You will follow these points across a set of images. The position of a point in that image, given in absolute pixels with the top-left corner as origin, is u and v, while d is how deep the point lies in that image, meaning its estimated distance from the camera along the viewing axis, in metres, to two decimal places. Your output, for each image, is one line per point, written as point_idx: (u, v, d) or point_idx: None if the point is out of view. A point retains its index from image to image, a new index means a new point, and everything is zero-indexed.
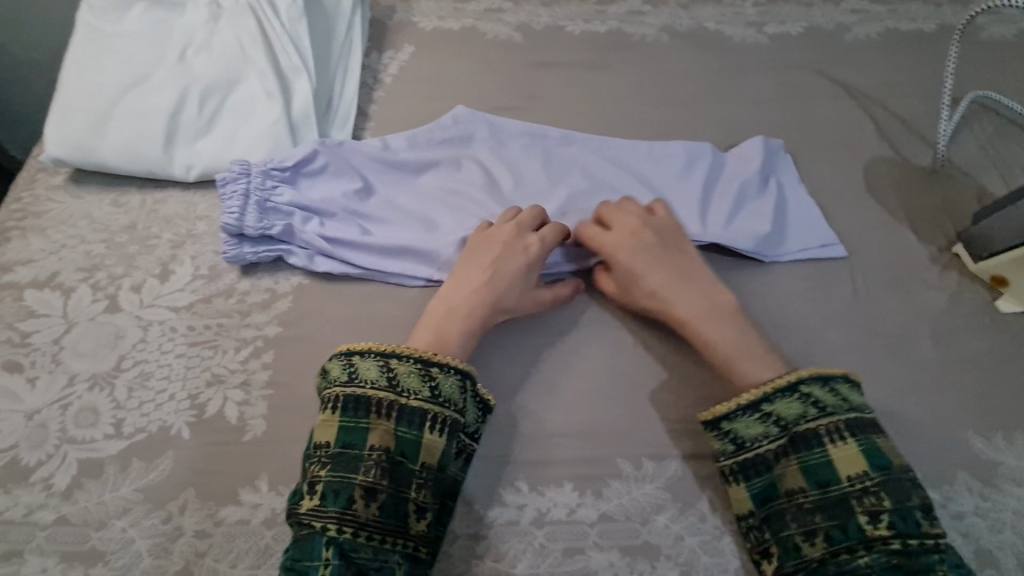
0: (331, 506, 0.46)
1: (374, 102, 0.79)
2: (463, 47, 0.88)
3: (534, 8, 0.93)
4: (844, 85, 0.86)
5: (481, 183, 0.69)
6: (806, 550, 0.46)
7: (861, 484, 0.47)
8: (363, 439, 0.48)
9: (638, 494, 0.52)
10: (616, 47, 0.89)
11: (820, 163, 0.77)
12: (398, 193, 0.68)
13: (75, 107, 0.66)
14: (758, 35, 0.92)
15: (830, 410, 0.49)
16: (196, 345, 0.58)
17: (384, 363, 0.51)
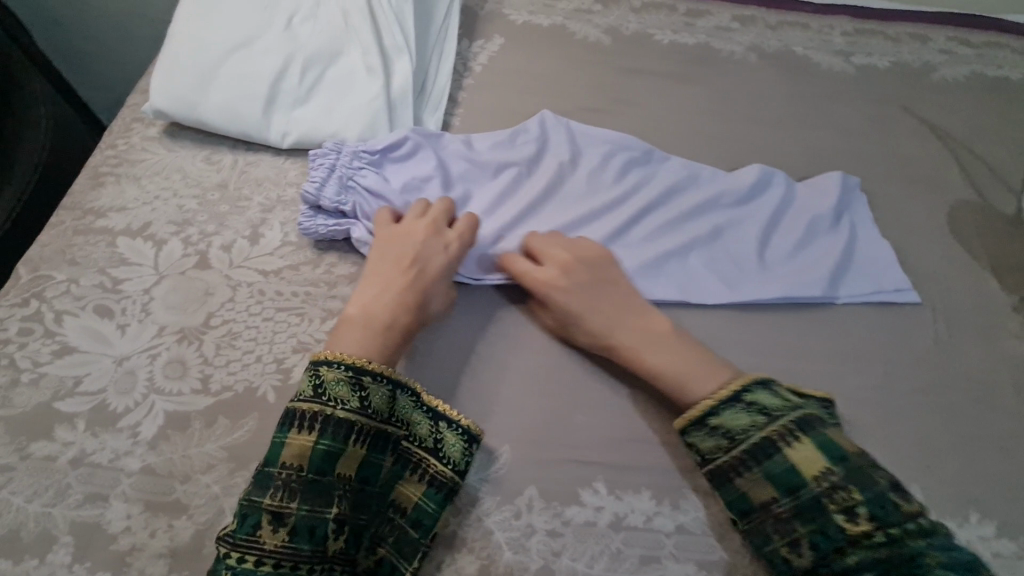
0: (240, 530, 0.45)
1: (463, 89, 0.79)
2: (551, 43, 0.87)
3: (623, 13, 0.93)
4: (930, 124, 0.85)
5: (559, 194, 0.70)
6: (849, 531, 0.44)
7: (886, 468, 0.47)
8: (277, 457, 0.47)
9: (715, 510, 0.52)
10: (704, 60, 0.89)
11: (905, 199, 0.76)
12: (477, 192, 0.69)
13: (182, 62, 0.67)
14: (844, 66, 0.92)
15: (775, 413, 0.50)
16: (284, 310, 0.58)
17: (314, 371, 0.50)
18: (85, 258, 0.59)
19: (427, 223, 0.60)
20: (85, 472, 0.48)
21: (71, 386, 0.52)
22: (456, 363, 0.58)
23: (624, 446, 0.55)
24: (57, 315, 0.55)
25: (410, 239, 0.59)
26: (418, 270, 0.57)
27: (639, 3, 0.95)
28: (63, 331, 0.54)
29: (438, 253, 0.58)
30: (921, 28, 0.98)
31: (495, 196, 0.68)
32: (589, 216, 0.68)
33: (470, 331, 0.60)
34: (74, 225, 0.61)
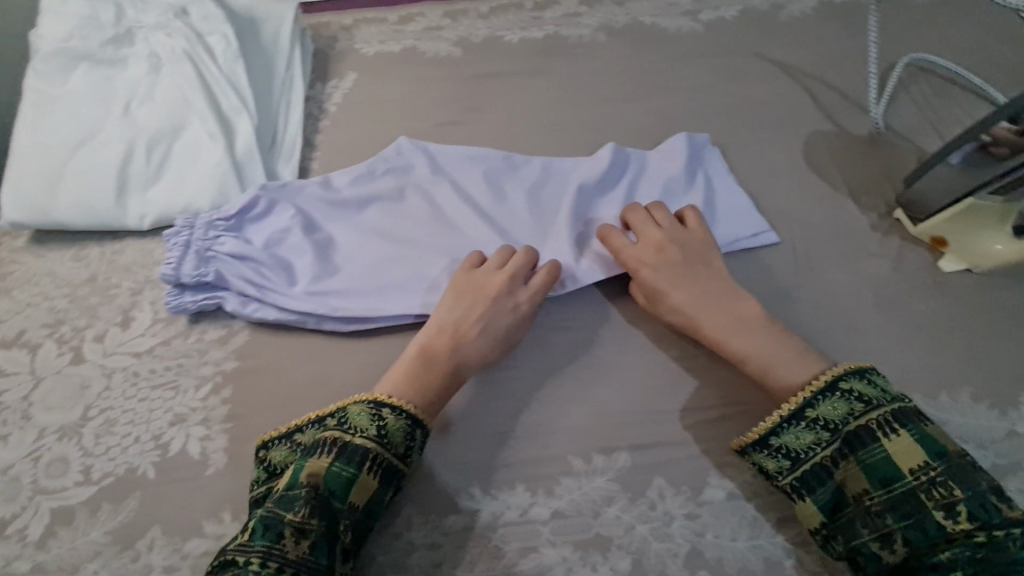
0: (257, 540, 0.45)
1: (318, 132, 0.81)
2: (402, 67, 0.89)
3: (472, 21, 0.95)
4: (781, 64, 0.86)
5: (421, 216, 0.71)
6: (885, 556, 0.45)
7: (926, 477, 0.45)
8: (298, 477, 0.48)
9: (588, 488, 0.53)
10: (554, 51, 0.90)
11: (758, 145, 0.78)
12: (340, 232, 0.70)
13: (30, 171, 0.69)
14: (693, 24, 0.92)
15: (875, 402, 0.49)
16: (158, 387, 0.60)
17: (339, 411, 0.53)
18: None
19: (506, 278, 0.60)
20: None
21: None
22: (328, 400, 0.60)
23: (494, 444, 0.56)
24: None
25: (479, 293, 0.59)
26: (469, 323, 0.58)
27: (486, 7, 0.97)
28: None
29: (511, 304, 0.59)
30: None
31: (354, 233, 0.70)
32: (451, 233, 0.70)
33: (340, 365, 0.62)
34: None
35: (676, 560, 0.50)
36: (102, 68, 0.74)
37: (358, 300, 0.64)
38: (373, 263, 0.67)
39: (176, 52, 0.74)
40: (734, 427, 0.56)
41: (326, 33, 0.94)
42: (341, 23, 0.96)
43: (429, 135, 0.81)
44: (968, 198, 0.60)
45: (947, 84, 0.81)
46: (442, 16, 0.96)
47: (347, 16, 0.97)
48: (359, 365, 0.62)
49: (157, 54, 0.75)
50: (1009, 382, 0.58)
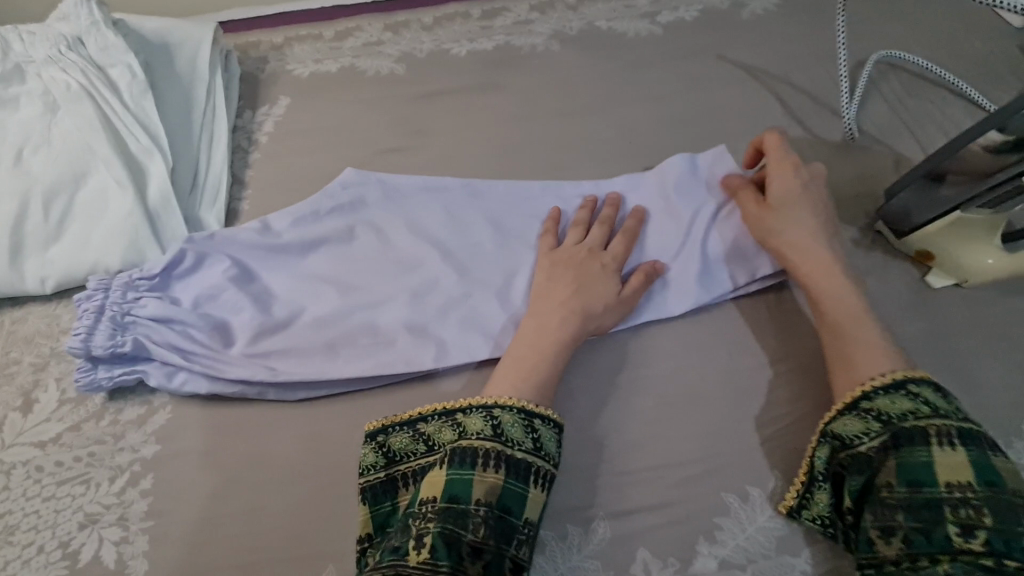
0: (443, 559, 0.42)
1: (248, 168, 0.73)
2: (341, 90, 0.81)
3: (415, 34, 0.87)
4: (745, 66, 0.81)
5: (375, 259, 0.63)
6: (882, 548, 0.43)
7: (961, 494, 0.42)
8: (469, 491, 0.45)
9: (565, 569, 0.48)
10: (505, 63, 0.84)
11: (728, 157, 0.73)
12: (281, 282, 0.62)
13: None
14: (652, 27, 0.87)
15: (944, 413, 0.45)
16: (67, 482, 0.52)
17: (488, 413, 0.49)
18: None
19: (586, 246, 0.60)
20: None
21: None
22: (265, 485, 0.52)
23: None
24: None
25: (569, 263, 0.59)
26: (575, 285, 0.56)
27: (430, 19, 0.89)
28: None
29: (598, 262, 0.59)
30: None
31: (294, 284, 0.61)
32: (410, 278, 0.61)
33: (278, 441, 0.54)
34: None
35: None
36: None
37: (302, 365, 0.56)
38: (319, 317, 0.59)
39: (72, 89, 0.66)
40: (722, 483, 0.51)
41: (255, 55, 0.86)
42: (271, 42, 0.87)
43: (372, 164, 0.73)
44: (958, 212, 0.55)
45: (918, 81, 0.77)
46: (382, 30, 0.88)
47: (278, 34, 0.88)
48: (298, 437, 0.54)
49: (51, 92, 0.66)
50: (1012, 409, 0.54)
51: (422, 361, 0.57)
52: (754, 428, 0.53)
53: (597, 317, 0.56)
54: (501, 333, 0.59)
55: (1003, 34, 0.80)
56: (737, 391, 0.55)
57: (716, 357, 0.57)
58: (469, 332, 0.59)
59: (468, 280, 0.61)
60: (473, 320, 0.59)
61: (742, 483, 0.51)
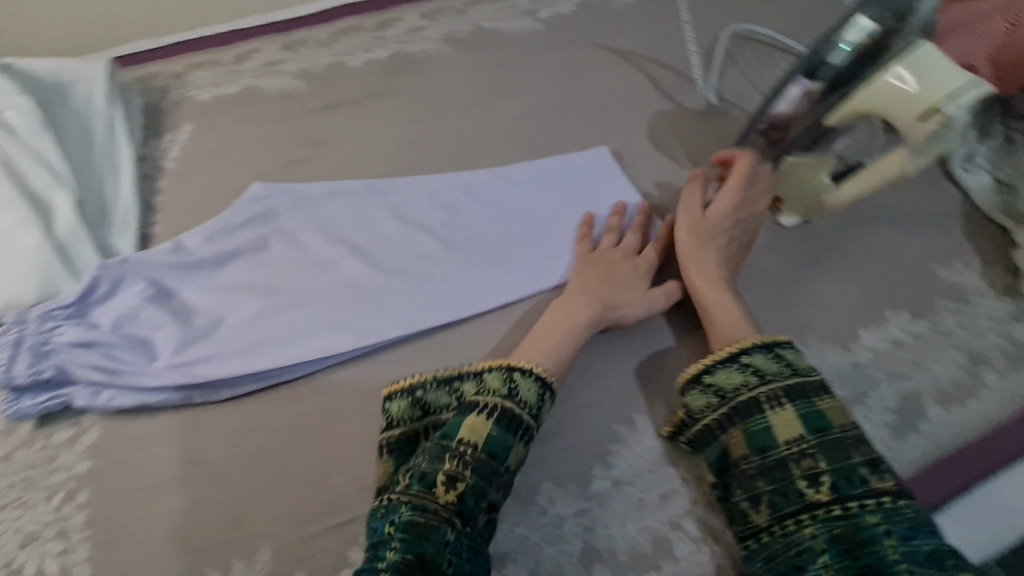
0: (416, 485, 0.48)
1: (157, 194, 0.76)
2: (244, 110, 0.85)
3: (313, 50, 0.91)
4: (619, 51, 0.89)
5: (289, 262, 0.67)
6: (755, 517, 0.50)
7: (798, 448, 0.50)
8: (462, 448, 0.50)
9: None
10: (398, 68, 0.89)
11: (603, 136, 0.80)
12: (201, 294, 0.65)
13: None
14: (534, 24, 0.93)
15: (771, 377, 0.53)
16: (3, 508, 0.55)
17: (450, 386, 0.56)
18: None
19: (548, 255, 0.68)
20: None
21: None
22: (200, 484, 0.56)
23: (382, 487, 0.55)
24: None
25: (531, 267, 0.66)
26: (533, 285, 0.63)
27: (326, 35, 0.93)
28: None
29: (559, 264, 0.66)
30: None
31: (212, 297, 0.65)
32: (326, 276, 0.66)
33: (210, 439, 0.58)
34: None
35: (571, 559, 0.53)
36: None
37: (222, 369, 0.60)
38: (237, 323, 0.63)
39: None
40: (613, 415, 0.59)
41: (157, 85, 0.88)
42: (172, 72, 0.90)
43: (280, 174, 0.78)
44: (786, 157, 0.65)
45: (765, 55, 0.88)
46: (280, 49, 0.92)
47: (179, 63, 0.91)
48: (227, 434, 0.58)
49: None
50: (846, 322, 0.65)
51: (336, 353, 0.61)
52: (632, 368, 0.62)
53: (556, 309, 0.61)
54: (409, 319, 0.64)
55: (830, 9, 0.93)
56: (621, 339, 0.63)
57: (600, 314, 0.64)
58: (386, 315, 0.64)
59: (379, 271, 0.66)
60: (381, 310, 0.64)
61: (630, 413, 0.59)
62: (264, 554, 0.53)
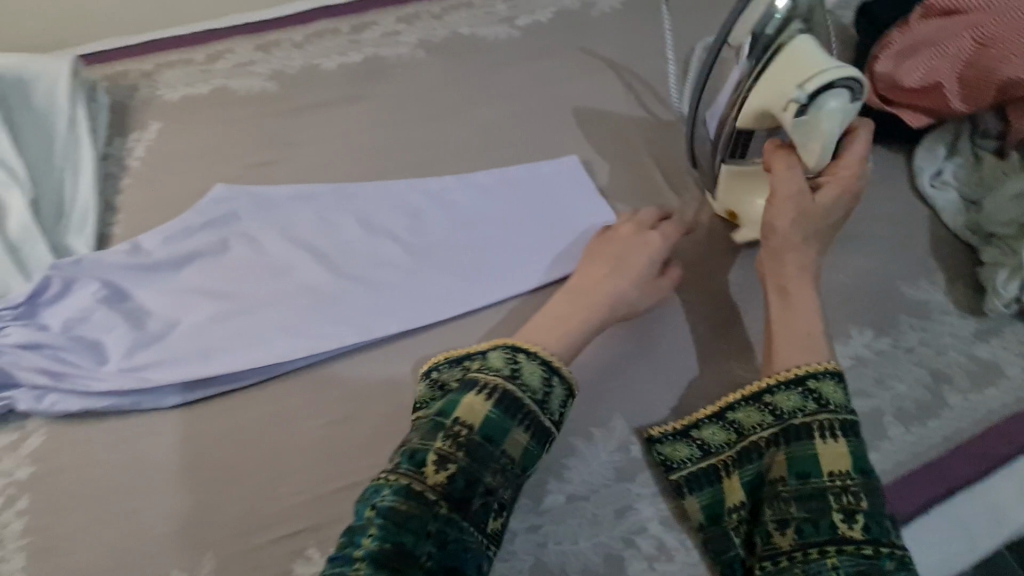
0: (405, 463, 0.46)
1: (276, 150, 0.80)
2: (359, 80, 0.90)
3: (427, 24, 0.98)
4: (715, 53, 0.94)
5: (412, 231, 0.73)
6: (778, 540, 0.48)
7: (841, 482, 0.48)
8: (501, 435, 0.49)
9: (596, 463, 0.56)
10: (507, 55, 0.94)
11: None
12: (332, 252, 0.71)
13: None
14: (634, 24, 0.99)
15: (833, 407, 0.51)
16: (147, 416, 0.59)
17: (511, 356, 0.52)
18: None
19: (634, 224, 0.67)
20: None
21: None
22: (316, 420, 0.60)
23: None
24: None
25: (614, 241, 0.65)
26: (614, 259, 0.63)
27: (438, 8, 1.01)
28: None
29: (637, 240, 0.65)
30: None
31: (334, 252, 0.70)
32: (445, 246, 0.71)
33: (340, 376, 0.63)
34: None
35: (680, 520, 0.54)
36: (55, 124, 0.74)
37: (345, 318, 0.65)
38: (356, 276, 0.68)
39: None
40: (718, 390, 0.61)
41: (282, 46, 0.94)
42: (291, 40, 0.95)
43: (399, 141, 0.83)
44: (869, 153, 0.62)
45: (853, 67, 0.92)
46: (396, 22, 0.99)
47: (296, 32, 0.97)
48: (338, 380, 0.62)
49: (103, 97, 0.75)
50: (946, 321, 0.66)
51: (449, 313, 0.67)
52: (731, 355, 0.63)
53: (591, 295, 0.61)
54: (514, 289, 0.69)
55: None
56: (727, 320, 0.65)
57: (700, 299, 0.67)
58: (497, 287, 0.69)
59: (492, 247, 0.72)
60: (490, 277, 0.69)
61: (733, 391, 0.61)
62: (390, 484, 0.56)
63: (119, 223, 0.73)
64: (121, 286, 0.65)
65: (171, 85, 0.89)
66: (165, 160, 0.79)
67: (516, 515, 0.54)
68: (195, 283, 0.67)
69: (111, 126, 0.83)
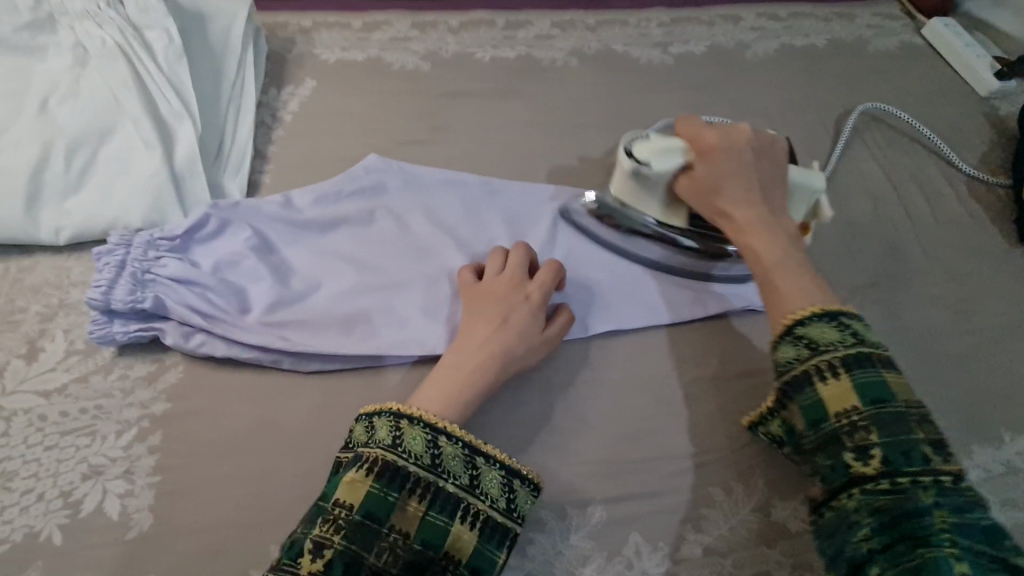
0: (332, 572, 0.42)
1: (426, 132, 0.80)
2: (512, 77, 0.89)
3: (582, 34, 0.97)
4: (870, 121, 0.92)
5: (558, 237, 0.70)
6: (811, 492, 0.44)
7: (849, 420, 0.43)
8: (387, 513, 0.44)
9: (735, 519, 0.54)
10: (659, 81, 0.93)
11: (856, 198, 0.82)
12: (477, 243, 0.69)
13: (139, 149, 0.64)
14: (789, 75, 0.97)
15: (825, 347, 0.45)
16: (285, 374, 0.58)
17: (397, 420, 0.47)
18: (39, 352, 0.56)
19: (509, 276, 0.59)
20: (92, 565, 0.47)
21: (35, 495, 0.49)
22: None
23: (624, 473, 0.55)
24: (7, 418, 0.52)
25: (493, 296, 0.57)
26: (497, 320, 0.55)
27: (593, 21, 1.00)
28: (12, 439, 0.51)
29: (520, 293, 0.58)
30: (851, 33, 1.05)
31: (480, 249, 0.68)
32: (592, 259, 0.69)
33: None
34: (13, 320, 0.58)
35: None
36: (226, 67, 0.74)
37: None
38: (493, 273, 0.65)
39: None
40: None
41: (439, 29, 0.94)
42: (448, 24, 0.95)
43: (548, 146, 0.82)
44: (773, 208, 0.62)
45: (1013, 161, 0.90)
46: (551, 26, 0.98)
47: (453, 17, 0.96)
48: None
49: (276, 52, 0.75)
50: None
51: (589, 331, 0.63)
52: None
53: (518, 356, 0.55)
54: (660, 320, 0.64)
55: None
56: None
57: None
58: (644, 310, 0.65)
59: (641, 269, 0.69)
60: (638, 303, 0.66)
61: None
62: None
63: (269, 173, 0.73)
64: (271, 241, 0.65)
65: (327, 46, 0.89)
66: (318, 119, 0.79)
67: (650, 556, 0.52)
68: (341, 252, 0.66)
69: (268, 76, 0.84)
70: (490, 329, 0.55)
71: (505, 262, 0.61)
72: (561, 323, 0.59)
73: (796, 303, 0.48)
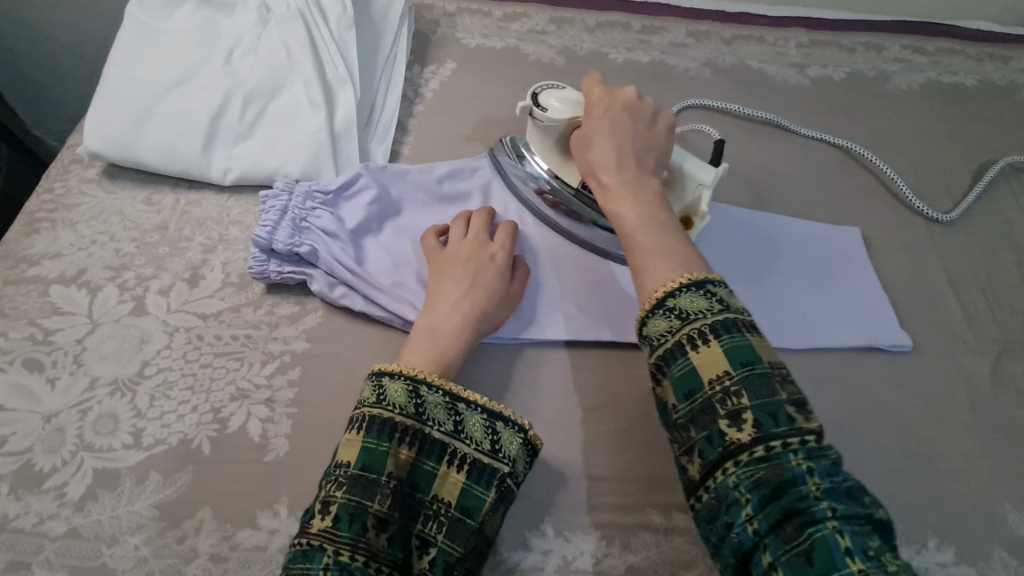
0: (343, 529, 0.44)
1: None
2: (644, 82, 0.90)
3: (716, 46, 0.96)
4: (1018, 172, 0.86)
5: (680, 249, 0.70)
6: (689, 471, 0.43)
7: (721, 387, 0.43)
8: (382, 464, 0.46)
9: None
10: (793, 102, 0.91)
11: (999, 249, 0.77)
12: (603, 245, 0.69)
13: (303, 108, 0.68)
14: (931, 111, 0.93)
15: (694, 316, 0.46)
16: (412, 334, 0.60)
17: (377, 380, 0.50)
18: (200, 279, 0.61)
19: (471, 240, 0.62)
20: (234, 478, 0.51)
21: (190, 406, 0.54)
22: (566, 401, 0.59)
23: None
24: (170, 333, 0.57)
25: (461, 257, 0.60)
26: (468, 281, 0.58)
27: (728, 34, 0.98)
28: (174, 352, 0.56)
29: (486, 254, 0.61)
30: (1005, 76, 0.99)
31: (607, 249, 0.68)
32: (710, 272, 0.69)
33: (592, 364, 0.61)
34: (180, 247, 0.63)
35: None
36: (385, 44, 0.79)
37: (610, 320, 0.63)
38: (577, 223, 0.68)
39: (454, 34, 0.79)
40: (981, 533, 0.56)
41: (576, 26, 0.95)
42: (585, 22, 0.96)
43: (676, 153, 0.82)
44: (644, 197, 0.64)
45: None
46: (686, 35, 0.97)
47: (590, 16, 0.97)
48: (597, 370, 0.61)
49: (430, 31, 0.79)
50: None
51: None
52: (1003, 501, 0.58)
53: (494, 313, 0.58)
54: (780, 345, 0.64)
55: None
56: (1001, 462, 0.60)
57: (970, 426, 0.62)
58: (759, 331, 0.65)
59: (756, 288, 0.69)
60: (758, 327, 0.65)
61: (1000, 542, 0.56)
62: (629, 491, 0.54)
63: (409, 145, 0.76)
64: (409, 211, 0.67)
65: (469, 31, 0.92)
66: (456, 100, 0.82)
67: None
68: None
69: (413, 54, 0.88)
70: (458, 293, 0.57)
71: (459, 232, 0.63)
72: (521, 278, 0.62)
73: (659, 269, 0.49)
